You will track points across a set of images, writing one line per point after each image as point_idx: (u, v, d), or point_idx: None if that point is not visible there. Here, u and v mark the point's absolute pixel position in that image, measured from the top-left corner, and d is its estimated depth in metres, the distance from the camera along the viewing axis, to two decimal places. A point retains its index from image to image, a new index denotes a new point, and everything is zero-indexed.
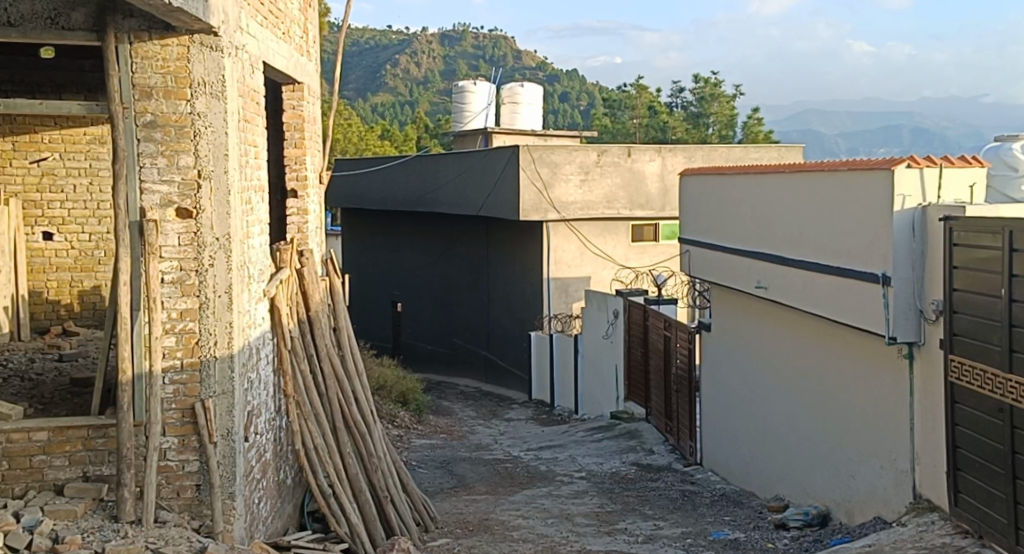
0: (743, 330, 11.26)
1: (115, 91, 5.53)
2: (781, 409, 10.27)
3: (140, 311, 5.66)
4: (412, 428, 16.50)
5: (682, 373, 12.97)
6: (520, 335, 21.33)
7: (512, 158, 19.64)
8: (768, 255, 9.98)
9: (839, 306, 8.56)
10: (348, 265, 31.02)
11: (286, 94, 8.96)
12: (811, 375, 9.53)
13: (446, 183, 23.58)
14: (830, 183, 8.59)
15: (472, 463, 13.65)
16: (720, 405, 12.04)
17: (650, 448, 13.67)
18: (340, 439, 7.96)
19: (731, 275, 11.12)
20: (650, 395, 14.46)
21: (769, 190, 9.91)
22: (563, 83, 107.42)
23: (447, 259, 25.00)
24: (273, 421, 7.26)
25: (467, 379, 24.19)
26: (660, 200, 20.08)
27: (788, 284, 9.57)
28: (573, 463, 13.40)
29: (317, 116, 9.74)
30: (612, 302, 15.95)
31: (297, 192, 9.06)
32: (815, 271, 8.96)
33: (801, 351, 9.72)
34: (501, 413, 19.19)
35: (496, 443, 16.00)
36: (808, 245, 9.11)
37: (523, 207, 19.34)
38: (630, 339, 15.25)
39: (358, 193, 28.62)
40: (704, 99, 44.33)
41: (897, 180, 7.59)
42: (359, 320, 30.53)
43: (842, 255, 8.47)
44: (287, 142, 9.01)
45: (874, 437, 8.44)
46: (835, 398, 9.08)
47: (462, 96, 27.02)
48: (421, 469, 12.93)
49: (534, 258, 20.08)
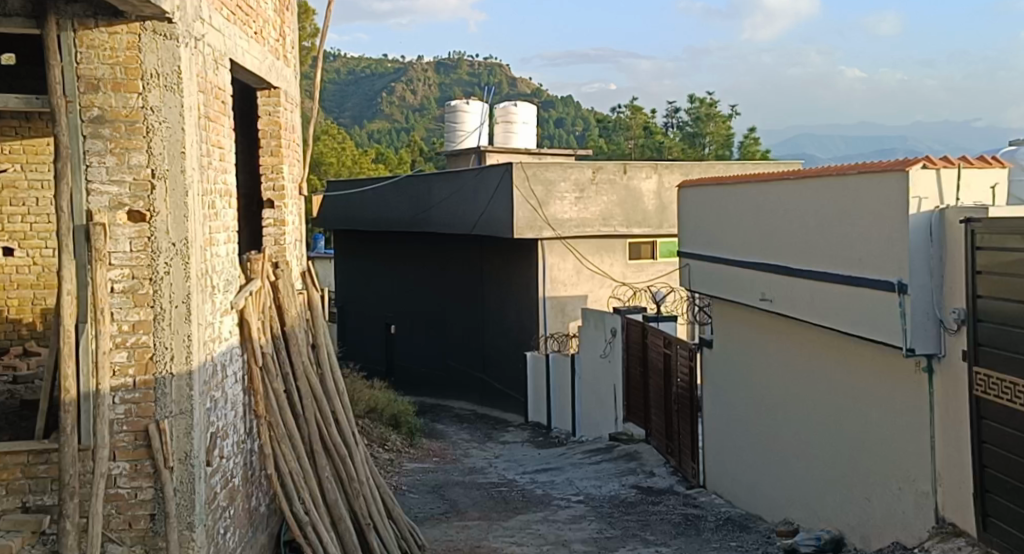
0: (747, 346, 10.74)
1: (58, 84, 5.03)
2: (788, 427, 9.74)
3: (86, 324, 5.12)
4: (404, 452, 15.91)
5: (683, 391, 12.44)
6: (515, 356, 20.79)
7: (505, 175, 19.17)
8: (773, 266, 9.49)
9: (851, 317, 8.05)
10: (341, 287, 30.49)
11: (261, 100, 8.50)
12: (820, 392, 9.00)
13: (439, 202, 23.11)
14: (840, 187, 8.10)
15: (465, 488, 13.07)
16: (723, 425, 11.51)
17: (650, 471, 13.12)
18: (318, 463, 7.43)
19: (734, 287, 10.63)
20: (650, 416, 13.92)
21: (773, 197, 9.44)
22: (558, 108, 107.40)
23: (441, 280, 24.49)
24: (243, 444, 6.70)
25: (462, 402, 23.65)
26: (658, 216, 19.67)
27: (795, 296, 9.07)
28: (570, 487, 12.84)
29: (296, 123, 9.27)
30: (610, 321, 15.44)
31: (274, 203, 8.55)
32: (824, 281, 8.46)
33: (810, 367, 9.19)
34: (496, 436, 18.62)
35: (490, 467, 15.42)
36: (816, 253, 8.61)
37: (518, 224, 18.83)
38: (629, 359, 14.73)
39: (350, 214, 28.13)
40: (700, 119, 43.99)
41: (911, 180, 7.10)
42: (352, 343, 29.97)
43: (853, 262, 7.98)
44: (263, 150, 8.53)
45: (891, 457, 7.91)
46: (847, 416, 8.55)
47: (456, 115, 26.54)
48: (411, 495, 12.33)
49: (529, 277, 19.56)
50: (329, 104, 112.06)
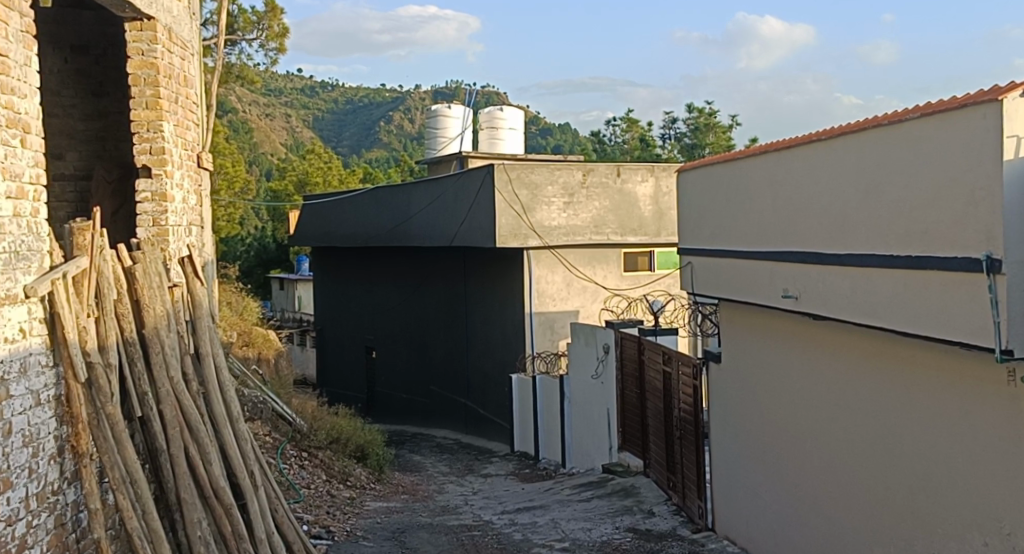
0: (763, 358, 8.69)
1: None
2: (819, 458, 7.69)
3: None
4: (368, 489, 13.67)
5: (686, 416, 10.28)
6: (502, 380, 18.70)
7: (486, 178, 17.12)
8: (800, 252, 7.47)
9: (909, 314, 6.01)
10: (318, 310, 28.36)
11: (130, 35, 6.51)
12: (867, 416, 6.93)
13: (418, 212, 21.09)
14: (895, 139, 6.12)
15: (431, 533, 10.92)
16: (735, 455, 9.43)
17: (649, 509, 11.00)
18: (186, 516, 5.52)
19: (746, 286, 8.60)
20: (649, 445, 11.81)
21: (799, 165, 7.45)
22: (556, 135, 105.89)
23: (422, 296, 22.39)
24: (53, 500, 4.61)
25: (447, 431, 21.50)
26: (655, 224, 17.74)
27: (827, 290, 7.05)
28: (554, 531, 10.72)
29: (192, 72, 7.31)
30: (601, 336, 13.38)
31: (152, 170, 6.60)
32: (869, 268, 6.45)
33: (851, 385, 7.12)
34: (478, 468, 16.50)
35: (466, 505, 13.25)
36: (856, 232, 6.62)
37: (500, 233, 16.74)
38: (624, 380, 12.63)
39: (326, 230, 26.08)
40: (700, 130, 42.13)
41: (1006, 114, 5.16)
42: (332, 371, 27.84)
43: (913, 238, 5.96)
44: (135, 101, 6.53)
45: (969, 499, 5.88)
46: (906, 448, 6.48)
47: (438, 120, 24.67)
48: (364, 542, 10.12)
49: (514, 290, 17.45)
50: (325, 132, 110.56)
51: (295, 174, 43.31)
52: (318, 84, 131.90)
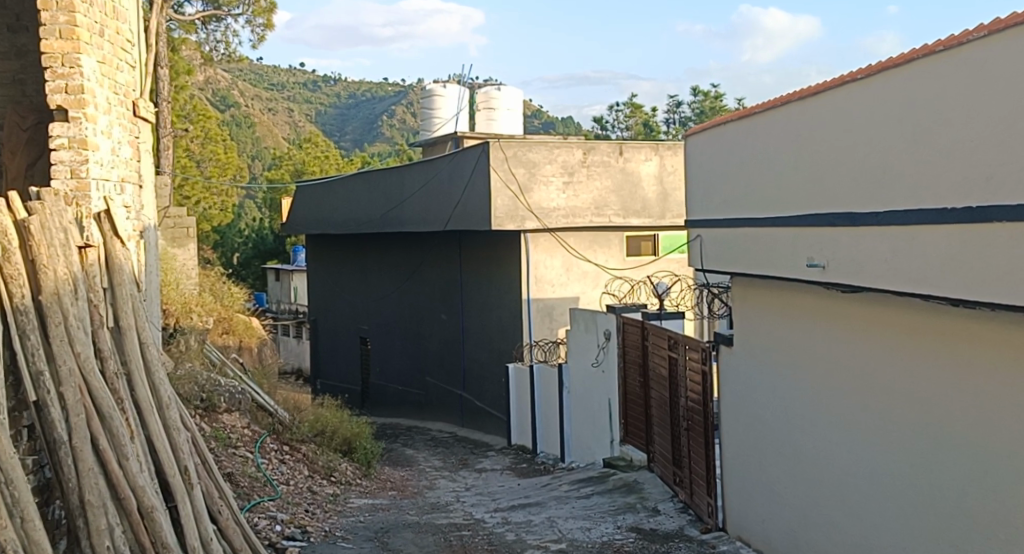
0: (783, 339, 7.70)
1: None
2: (848, 451, 6.70)
3: None
4: (356, 485, 12.60)
5: (694, 404, 9.29)
6: (499, 370, 17.72)
7: (481, 156, 16.09)
8: (829, 215, 6.48)
9: (966, 278, 5.03)
10: (312, 299, 27.38)
11: None
12: (907, 401, 5.96)
13: (411, 196, 20.09)
14: (950, 69, 5.17)
15: (417, 533, 9.91)
16: (749, 448, 8.42)
17: (653, 508, 10.00)
18: (90, 523, 4.62)
19: (764, 258, 7.59)
20: (653, 437, 10.82)
21: (828, 114, 6.49)
22: (559, 126, 104.75)
23: (417, 283, 21.42)
24: None
25: (442, 424, 20.51)
26: (660, 206, 16.70)
27: (862, 256, 6.05)
28: (550, 531, 9.71)
29: (122, 9, 7.05)
30: (602, 321, 12.40)
31: (69, 113, 6.29)
32: (914, 227, 5.47)
33: (890, 366, 6.14)
34: (472, 462, 15.53)
35: (456, 502, 12.27)
36: (901, 186, 5.64)
37: (496, 214, 15.68)
38: (626, 367, 11.66)
39: (317, 216, 25.11)
40: (705, 113, 41.10)
41: None
42: (327, 363, 26.85)
43: (975, 186, 4.99)
44: (47, 29, 6.19)
45: None
46: (959, 439, 5.51)
47: (431, 100, 23.69)
48: (343, 544, 9.12)
49: (510, 274, 16.45)
50: (325, 126, 109.53)
51: (292, 164, 42.37)
52: (319, 77, 130.81)
